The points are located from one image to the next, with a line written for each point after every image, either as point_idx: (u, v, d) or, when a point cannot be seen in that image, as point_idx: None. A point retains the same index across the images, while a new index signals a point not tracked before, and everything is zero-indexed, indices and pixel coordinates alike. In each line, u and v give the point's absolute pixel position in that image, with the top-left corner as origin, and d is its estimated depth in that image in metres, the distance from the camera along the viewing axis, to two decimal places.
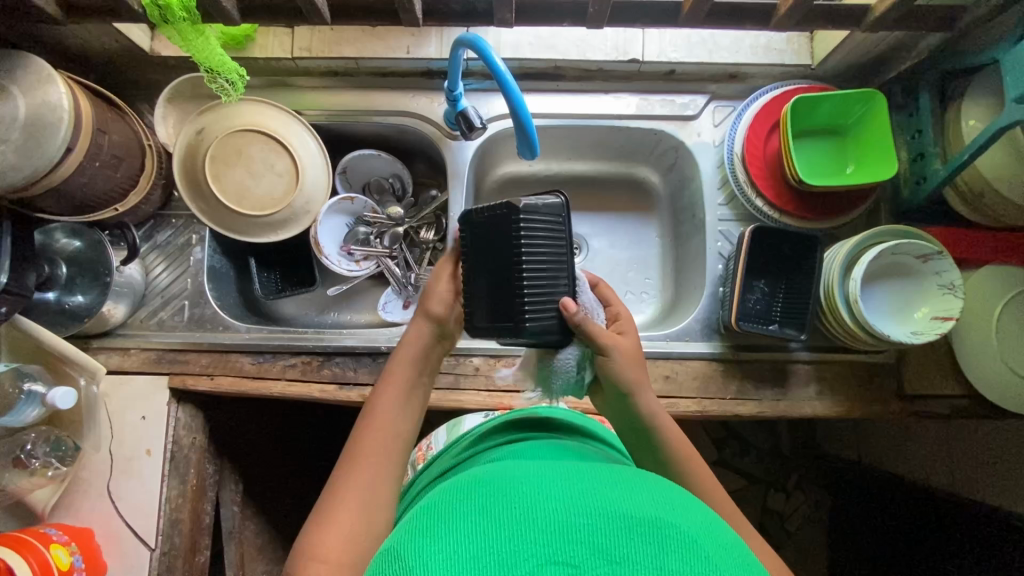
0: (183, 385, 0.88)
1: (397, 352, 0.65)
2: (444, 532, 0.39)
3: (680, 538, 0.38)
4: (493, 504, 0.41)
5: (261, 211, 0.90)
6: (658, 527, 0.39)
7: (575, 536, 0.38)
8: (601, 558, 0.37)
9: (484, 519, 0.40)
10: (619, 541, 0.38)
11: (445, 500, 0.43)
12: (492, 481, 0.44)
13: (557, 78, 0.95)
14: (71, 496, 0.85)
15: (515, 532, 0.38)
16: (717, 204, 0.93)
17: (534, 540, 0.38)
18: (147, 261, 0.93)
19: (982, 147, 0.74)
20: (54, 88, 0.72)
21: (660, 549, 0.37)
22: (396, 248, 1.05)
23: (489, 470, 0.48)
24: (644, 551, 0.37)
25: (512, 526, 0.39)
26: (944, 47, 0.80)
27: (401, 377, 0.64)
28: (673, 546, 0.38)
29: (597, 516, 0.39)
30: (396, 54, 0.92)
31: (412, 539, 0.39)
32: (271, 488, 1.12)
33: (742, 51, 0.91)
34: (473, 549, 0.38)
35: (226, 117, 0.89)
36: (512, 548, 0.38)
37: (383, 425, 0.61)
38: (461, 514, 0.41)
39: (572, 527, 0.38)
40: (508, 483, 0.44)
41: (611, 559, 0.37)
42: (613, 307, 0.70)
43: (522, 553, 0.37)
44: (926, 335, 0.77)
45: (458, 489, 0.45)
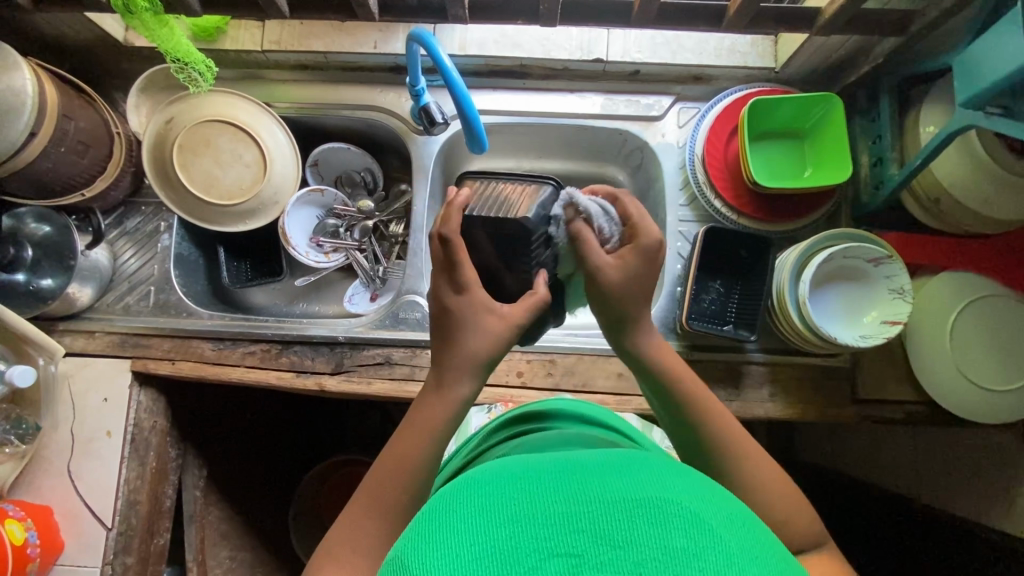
0: (145, 369, 0.90)
1: (427, 393, 0.59)
2: (444, 535, 0.37)
3: (683, 516, 0.36)
4: (491, 501, 0.39)
5: (227, 201, 0.92)
6: (660, 506, 0.37)
7: (577, 525, 0.36)
8: (603, 544, 0.35)
9: (482, 518, 0.37)
10: (623, 526, 0.36)
11: (440, 501, 0.41)
12: (488, 480, 0.41)
13: (522, 76, 0.96)
14: (32, 473, 0.87)
15: (514, 528, 0.36)
16: (678, 205, 0.94)
17: (534, 535, 0.36)
18: (116, 246, 0.95)
19: (936, 150, 0.74)
20: (18, 75, 0.75)
21: (665, 529, 0.35)
22: (366, 241, 1.05)
23: (486, 470, 0.45)
24: (647, 533, 0.35)
25: (510, 523, 0.36)
26: (900, 53, 0.81)
27: (432, 424, 0.56)
28: (677, 524, 0.36)
29: (597, 504, 0.37)
30: (364, 49, 0.94)
31: (411, 545, 0.37)
32: (237, 476, 1.13)
33: (705, 53, 0.92)
34: (475, 549, 0.35)
35: (195, 108, 0.91)
36: (512, 544, 0.35)
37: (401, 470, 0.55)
38: (455, 516, 0.38)
39: (573, 517, 0.36)
40: (506, 476, 0.42)
41: (614, 544, 0.35)
42: (633, 226, 0.60)
43: (523, 549, 0.35)
44: (874, 338, 0.78)
45: (451, 490, 0.42)
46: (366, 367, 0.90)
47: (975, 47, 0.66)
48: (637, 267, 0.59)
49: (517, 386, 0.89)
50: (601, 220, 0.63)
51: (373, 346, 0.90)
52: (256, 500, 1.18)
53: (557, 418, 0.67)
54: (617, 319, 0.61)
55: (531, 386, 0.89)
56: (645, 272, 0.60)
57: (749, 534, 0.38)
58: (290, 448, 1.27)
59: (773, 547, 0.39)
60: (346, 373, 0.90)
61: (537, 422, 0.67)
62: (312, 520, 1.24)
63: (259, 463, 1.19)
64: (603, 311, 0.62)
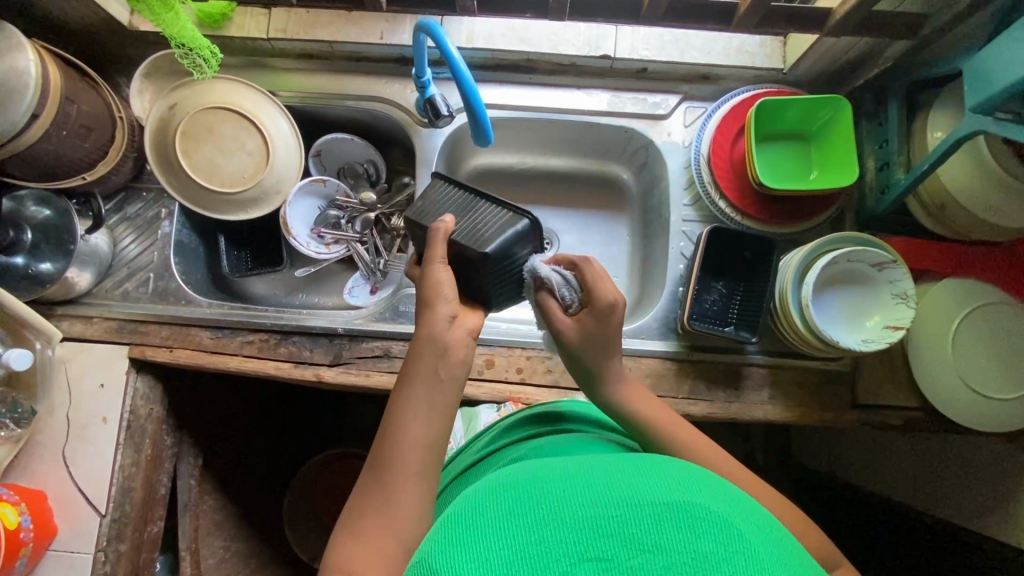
0: (143, 356, 0.89)
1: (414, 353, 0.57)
2: (477, 538, 0.39)
3: (711, 520, 0.38)
4: (521, 506, 0.41)
5: (230, 188, 0.91)
6: (688, 510, 0.39)
7: (606, 530, 0.38)
8: (633, 548, 0.37)
9: (512, 523, 0.39)
10: (651, 530, 0.38)
11: (469, 506, 0.43)
12: (514, 485, 0.44)
13: (529, 71, 0.96)
14: (26, 458, 0.86)
15: (545, 532, 0.38)
16: (682, 204, 0.93)
17: (565, 539, 0.38)
18: (116, 232, 0.95)
19: (943, 156, 0.73)
20: (22, 55, 0.74)
21: (692, 533, 0.37)
22: (367, 233, 1.04)
23: (512, 473, 0.47)
24: (675, 537, 0.37)
25: (540, 528, 0.39)
26: (910, 56, 0.80)
27: (415, 394, 0.56)
28: (704, 528, 0.38)
29: (624, 509, 0.39)
30: (370, 39, 0.93)
31: (443, 547, 0.39)
32: (232, 466, 1.12)
33: (714, 52, 0.91)
34: (505, 553, 0.37)
35: (199, 94, 0.90)
36: (544, 549, 0.37)
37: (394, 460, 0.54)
38: (486, 522, 0.40)
39: (601, 522, 0.38)
40: (533, 481, 0.44)
41: (643, 548, 0.37)
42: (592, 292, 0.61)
43: (554, 553, 0.37)
44: (875, 343, 0.77)
45: (479, 495, 0.44)
46: (365, 359, 0.89)
47: (987, 53, 0.65)
48: (593, 331, 0.61)
49: (516, 382, 0.89)
50: (565, 290, 0.63)
51: (372, 339, 0.90)
52: (251, 492, 1.18)
53: (570, 422, 0.68)
54: (589, 379, 0.65)
55: (531, 382, 0.88)
56: (601, 335, 0.62)
57: (775, 538, 0.39)
58: (285, 439, 1.27)
59: (797, 550, 0.41)
60: (344, 365, 0.89)
61: (550, 424, 0.67)
62: (306, 513, 1.23)
63: (254, 453, 1.18)
64: (577, 374, 0.66)
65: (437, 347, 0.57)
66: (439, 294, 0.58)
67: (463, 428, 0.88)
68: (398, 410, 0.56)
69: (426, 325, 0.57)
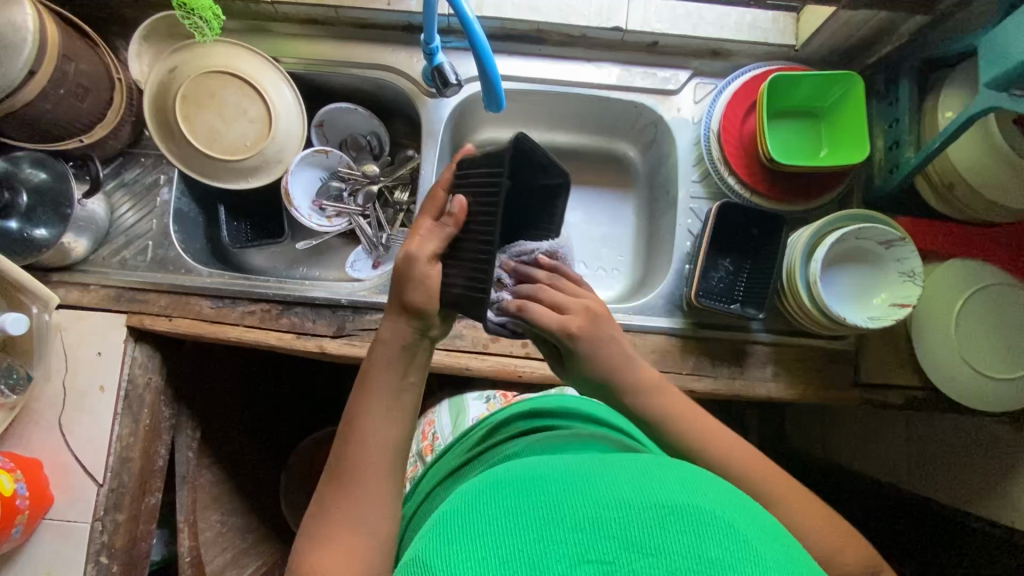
0: (141, 324, 0.87)
1: (373, 352, 0.61)
2: (476, 538, 0.39)
3: (715, 524, 0.38)
4: (520, 507, 0.41)
5: (230, 156, 0.89)
6: (691, 514, 0.39)
7: (608, 532, 0.38)
8: (635, 551, 0.37)
9: (509, 522, 0.39)
10: (655, 533, 0.37)
11: (466, 504, 0.43)
12: (512, 485, 0.44)
13: (539, 42, 0.94)
14: (21, 426, 0.85)
15: (544, 534, 0.38)
16: (690, 181, 0.93)
17: (564, 541, 0.38)
18: (113, 198, 0.93)
19: (953, 136, 0.73)
20: (20, 9, 0.72)
21: (698, 538, 0.37)
22: (370, 207, 1.04)
23: (510, 469, 0.47)
24: (680, 541, 0.37)
25: (538, 529, 0.39)
26: (925, 33, 0.80)
27: (380, 391, 0.60)
28: (708, 532, 0.37)
29: (626, 510, 0.39)
30: (377, 5, 0.91)
31: (438, 547, 0.39)
32: (228, 440, 1.10)
33: (726, 27, 0.90)
34: (503, 554, 0.37)
35: (201, 58, 0.88)
36: (543, 550, 0.37)
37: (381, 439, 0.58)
38: (484, 522, 0.40)
39: (602, 524, 0.38)
40: (534, 481, 0.44)
41: (646, 552, 0.37)
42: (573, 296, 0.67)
43: (554, 554, 0.37)
44: (882, 321, 0.77)
45: (476, 493, 0.44)
46: (369, 331, 0.88)
47: (1004, 27, 0.65)
48: (587, 333, 0.64)
49: (520, 356, 0.88)
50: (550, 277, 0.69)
51: (375, 311, 0.89)
52: (250, 468, 1.17)
53: (568, 419, 0.67)
54: (606, 392, 0.65)
55: (535, 356, 0.88)
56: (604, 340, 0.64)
57: (781, 547, 0.39)
58: (282, 417, 1.25)
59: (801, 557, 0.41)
60: (347, 337, 0.88)
61: (549, 421, 0.67)
62: (303, 490, 1.22)
63: (252, 429, 1.17)
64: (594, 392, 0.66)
65: (407, 350, 0.61)
66: (418, 300, 0.60)
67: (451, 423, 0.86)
68: (369, 401, 0.59)
69: (391, 330, 0.61)
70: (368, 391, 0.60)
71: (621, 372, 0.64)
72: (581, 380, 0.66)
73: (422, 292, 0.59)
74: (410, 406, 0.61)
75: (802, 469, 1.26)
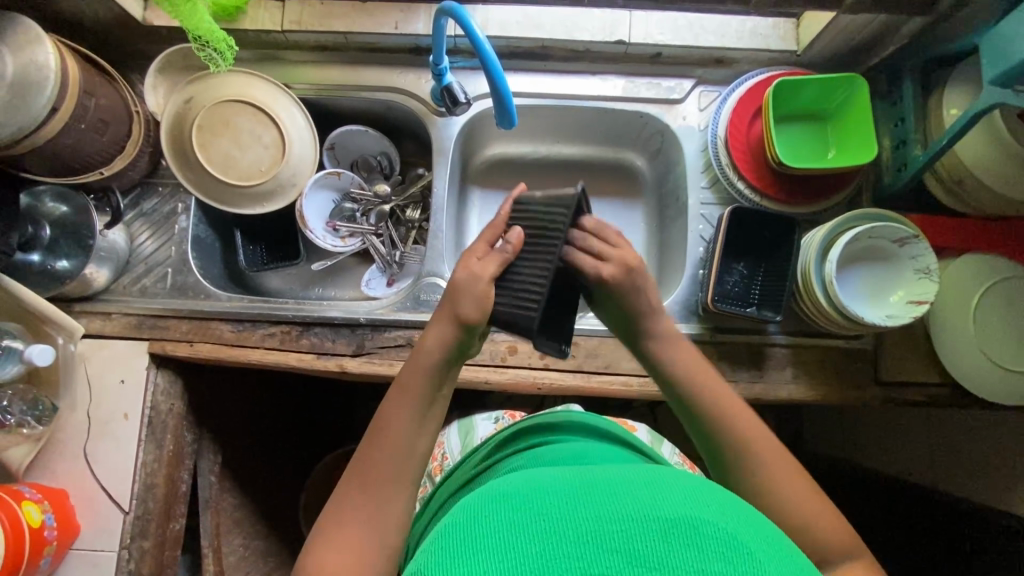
0: (163, 351, 0.88)
1: (414, 357, 0.62)
2: (478, 552, 0.38)
3: (718, 536, 0.38)
4: (523, 518, 0.40)
5: (245, 182, 0.91)
6: (695, 526, 0.39)
7: (611, 545, 0.38)
8: (638, 564, 0.37)
9: (513, 535, 0.39)
10: (657, 547, 0.38)
11: (469, 516, 0.43)
12: (516, 494, 0.44)
13: (544, 58, 0.96)
14: (47, 457, 0.85)
15: (545, 546, 0.38)
16: (700, 187, 0.94)
17: (566, 553, 0.38)
18: (133, 228, 0.94)
19: (960, 133, 0.74)
20: (41, 48, 0.74)
21: (700, 552, 0.37)
22: (382, 226, 1.05)
23: (513, 480, 0.47)
24: (682, 555, 0.37)
25: (541, 540, 0.39)
26: (925, 34, 0.81)
27: (413, 394, 0.60)
28: (710, 545, 0.38)
29: (628, 523, 0.39)
30: (385, 29, 0.93)
31: (441, 558, 0.39)
32: (248, 463, 1.11)
33: (728, 36, 0.92)
34: (503, 567, 0.37)
35: (215, 88, 0.90)
36: (545, 563, 0.37)
37: (398, 443, 0.58)
38: (485, 534, 0.40)
39: (604, 536, 0.38)
40: (539, 490, 0.43)
41: (648, 566, 0.37)
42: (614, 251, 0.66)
43: (555, 567, 0.37)
44: (900, 319, 0.78)
45: (479, 503, 0.44)
46: (388, 349, 0.89)
47: (1007, 25, 0.66)
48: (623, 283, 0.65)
49: (539, 368, 0.89)
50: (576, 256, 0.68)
51: (394, 328, 0.90)
52: (270, 491, 1.17)
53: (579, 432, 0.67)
54: (627, 326, 0.68)
55: (554, 367, 0.88)
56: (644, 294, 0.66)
57: (783, 557, 0.40)
58: (300, 439, 1.25)
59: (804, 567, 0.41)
60: (367, 355, 0.89)
61: (560, 434, 0.67)
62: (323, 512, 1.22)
63: (271, 451, 1.17)
64: (620, 326, 0.69)
65: (442, 360, 0.61)
66: (468, 314, 0.60)
67: (461, 442, 0.87)
68: (395, 405, 0.60)
69: (436, 337, 0.61)
70: (402, 392, 0.60)
71: (646, 317, 0.67)
72: (609, 308, 0.68)
73: (474, 307, 0.60)
74: (433, 414, 0.61)
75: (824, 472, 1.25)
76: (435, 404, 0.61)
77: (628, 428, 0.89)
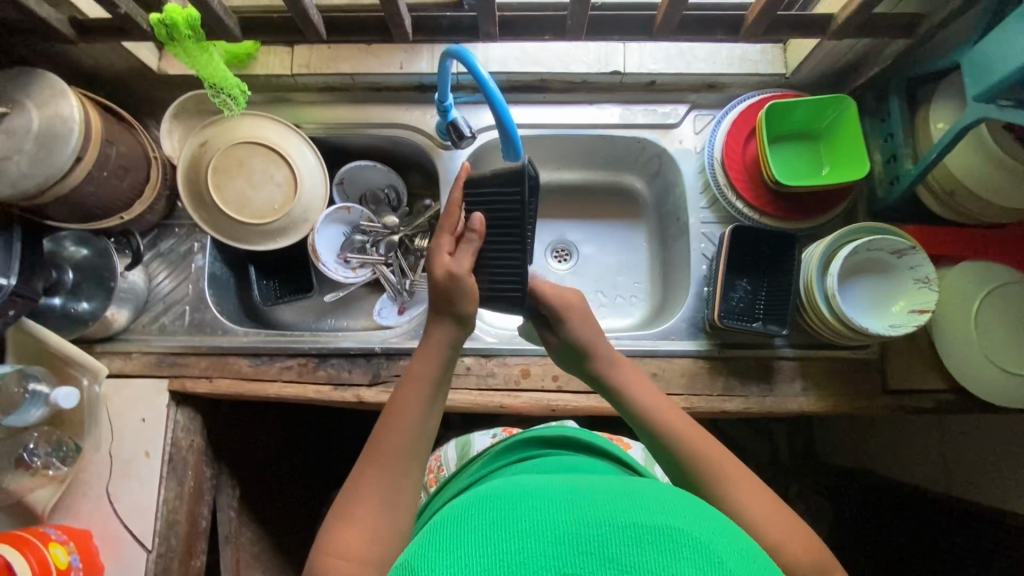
0: (183, 388, 0.90)
1: (419, 350, 0.63)
2: (459, 548, 0.40)
3: (692, 545, 0.39)
4: (505, 518, 0.42)
5: (259, 220, 0.94)
6: (671, 535, 0.40)
7: (587, 548, 0.39)
8: (611, 566, 0.38)
9: (494, 534, 0.41)
10: (631, 551, 0.39)
11: (455, 516, 0.44)
12: (501, 497, 0.45)
13: (543, 90, 1.00)
14: (70, 498, 0.86)
15: (524, 544, 0.40)
16: (700, 207, 0.97)
17: (542, 552, 0.39)
18: (151, 269, 0.97)
19: (948, 146, 0.77)
20: (66, 102, 0.77)
21: (673, 557, 0.38)
22: (391, 256, 1.06)
23: (502, 484, 0.49)
24: (655, 560, 0.38)
25: (521, 539, 0.40)
26: (908, 54, 0.85)
27: (417, 390, 0.62)
28: (684, 552, 0.39)
29: (606, 527, 0.40)
30: (390, 69, 0.98)
31: (425, 552, 0.41)
32: (265, 496, 1.11)
33: (718, 62, 0.96)
34: (485, 562, 0.39)
35: (229, 131, 0.94)
36: (522, 560, 0.39)
37: (405, 431, 0.60)
38: (468, 532, 0.41)
39: (581, 539, 0.39)
40: (524, 493, 0.45)
41: (621, 568, 0.38)
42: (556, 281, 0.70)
43: (531, 565, 0.38)
44: (902, 328, 0.80)
45: (467, 504, 0.46)
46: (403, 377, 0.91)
47: (984, 44, 0.70)
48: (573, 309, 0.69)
49: (552, 390, 0.90)
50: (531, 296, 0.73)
51: (408, 356, 0.92)
52: (287, 524, 1.17)
53: (570, 449, 0.68)
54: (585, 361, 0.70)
55: (567, 389, 0.90)
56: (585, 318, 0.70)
57: (755, 567, 0.41)
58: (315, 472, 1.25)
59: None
60: (383, 384, 0.91)
61: (549, 449, 0.68)
62: None
63: (288, 483, 1.17)
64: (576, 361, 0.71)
65: (445, 350, 0.63)
66: (465, 306, 0.62)
67: (456, 456, 0.88)
68: (403, 396, 0.61)
69: (438, 329, 0.63)
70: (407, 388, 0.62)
71: (601, 346, 0.69)
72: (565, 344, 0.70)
73: (466, 300, 0.62)
74: (438, 408, 0.63)
75: (838, 484, 1.24)
76: (439, 396, 0.63)
77: (624, 446, 0.91)
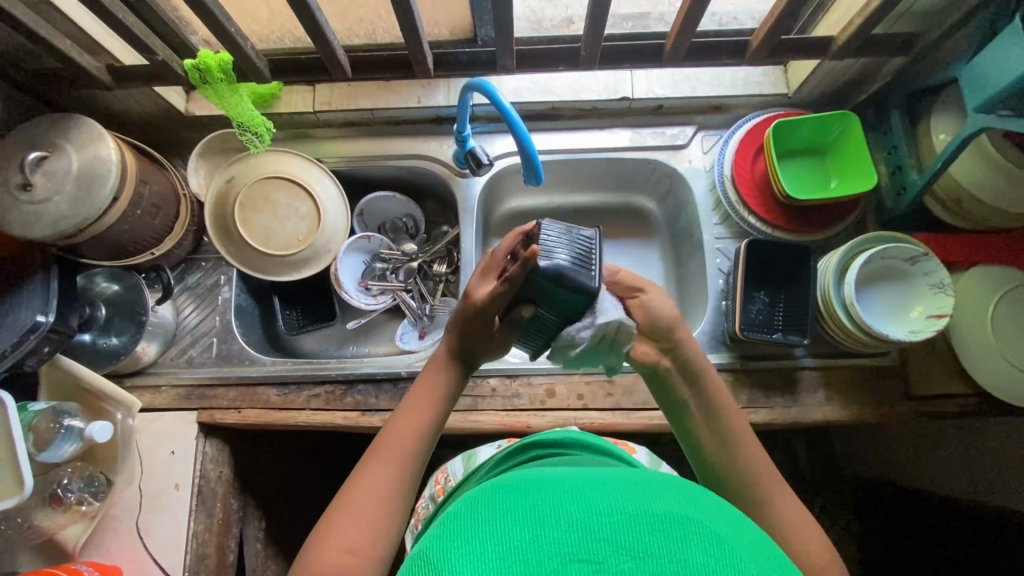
0: (211, 419, 0.91)
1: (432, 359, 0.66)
2: (473, 534, 0.39)
3: (702, 532, 0.39)
4: (517, 509, 0.41)
5: (284, 251, 0.96)
6: (681, 521, 0.40)
7: (600, 535, 0.39)
8: (624, 553, 0.37)
9: (505, 522, 0.40)
10: (644, 539, 0.38)
11: (467, 507, 0.44)
12: (513, 489, 0.45)
13: (555, 118, 1.04)
14: (101, 534, 0.86)
15: (537, 532, 0.39)
16: (712, 224, 0.99)
17: (554, 539, 0.38)
18: (178, 302, 0.99)
19: (953, 156, 0.79)
20: (105, 145, 0.81)
21: (683, 542, 0.38)
22: (411, 282, 1.09)
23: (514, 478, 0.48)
24: (666, 547, 0.38)
25: (533, 528, 0.39)
26: (906, 71, 0.89)
27: (424, 397, 0.64)
28: (695, 539, 0.39)
29: (619, 517, 0.40)
30: (408, 104, 1.02)
31: (436, 545, 0.40)
32: (288, 528, 1.10)
33: (723, 85, 1.00)
34: (500, 549, 0.38)
35: (255, 167, 0.97)
36: (536, 547, 0.38)
37: (410, 434, 0.61)
38: (482, 519, 0.41)
39: (594, 524, 0.39)
40: (534, 488, 0.45)
41: (634, 554, 0.37)
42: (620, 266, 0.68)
43: (546, 551, 0.38)
44: (923, 332, 0.81)
45: (478, 497, 0.45)
46: None
47: (980, 59, 0.73)
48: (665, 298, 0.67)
49: (578, 408, 0.91)
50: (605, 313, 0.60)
51: None
52: None
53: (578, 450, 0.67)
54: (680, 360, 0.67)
55: (593, 407, 0.90)
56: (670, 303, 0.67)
57: (766, 556, 0.40)
58: None
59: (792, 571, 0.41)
60: None
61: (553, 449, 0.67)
62: None
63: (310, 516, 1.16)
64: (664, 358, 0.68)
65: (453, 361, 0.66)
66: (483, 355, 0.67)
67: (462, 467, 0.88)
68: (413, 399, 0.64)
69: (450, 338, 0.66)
70: (409, 407, 0.63)
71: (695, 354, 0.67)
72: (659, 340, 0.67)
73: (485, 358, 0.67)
74: (442, 416, 0.64)
75: (865, 497, 1.23)
76: (443, 405, 0.65)
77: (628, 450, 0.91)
